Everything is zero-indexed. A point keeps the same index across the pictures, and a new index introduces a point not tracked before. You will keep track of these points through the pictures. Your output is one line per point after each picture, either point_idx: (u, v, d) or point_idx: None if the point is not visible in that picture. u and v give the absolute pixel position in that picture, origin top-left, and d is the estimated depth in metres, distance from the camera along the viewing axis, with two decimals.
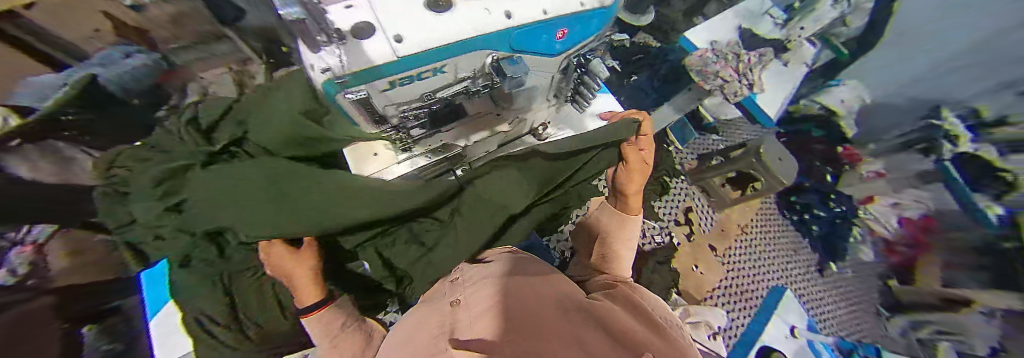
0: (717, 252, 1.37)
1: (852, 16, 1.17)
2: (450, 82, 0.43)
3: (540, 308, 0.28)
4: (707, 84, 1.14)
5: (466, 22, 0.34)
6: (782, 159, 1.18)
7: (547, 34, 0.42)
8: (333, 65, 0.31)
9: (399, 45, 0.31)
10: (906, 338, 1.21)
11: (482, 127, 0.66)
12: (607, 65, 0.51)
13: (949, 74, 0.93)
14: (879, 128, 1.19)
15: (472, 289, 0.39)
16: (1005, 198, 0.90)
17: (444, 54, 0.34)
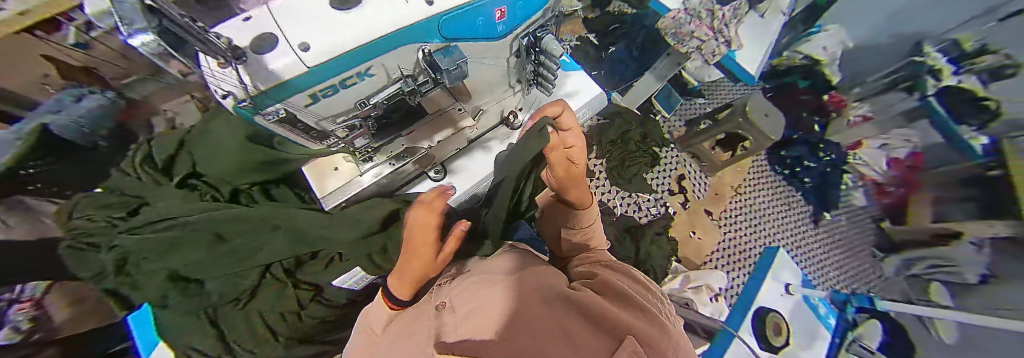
0: (712, 216, 1.37)
1: None
2: (383, 85, 0.39)
3: (534, 286, 0.26)
4: (683, 46, 1.13)
5: (381, 17, 0.31)
6: (768, 115, 1.16)
7: (486, 17, 0.38)
8: (235, 88, 0.29)
9: (307, 54, 0.29)
10: (900, 276, 1.24)
11: (444, 126, 0.60)
12: (560, 42, 0.47)
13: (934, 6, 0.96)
14: (863, 71, 1.21)
15: (456, 290, 0.35)
16: (986, 128, 0.94)
17: (361, 55, 0.31)
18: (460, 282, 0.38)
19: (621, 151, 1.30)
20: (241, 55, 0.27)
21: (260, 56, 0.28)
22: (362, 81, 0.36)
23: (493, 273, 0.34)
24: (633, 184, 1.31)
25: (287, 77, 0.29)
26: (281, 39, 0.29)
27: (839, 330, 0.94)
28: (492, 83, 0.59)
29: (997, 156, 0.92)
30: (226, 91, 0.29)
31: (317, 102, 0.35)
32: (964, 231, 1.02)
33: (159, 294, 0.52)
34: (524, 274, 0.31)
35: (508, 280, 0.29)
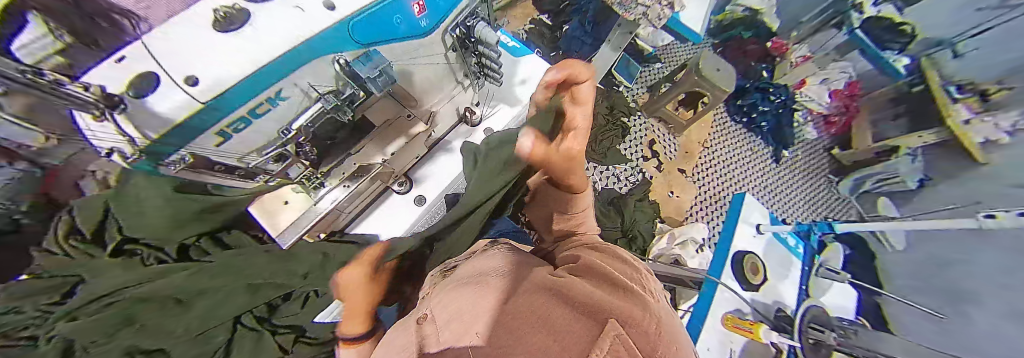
0: (686, 173, 1.44)
1: None
2: (306, 103, 0.38)
3: (513, 273, 0.27)
4: (630, 14, 1.17)
5: (279, 32, 0.29)
6: (720, 69, 1.21)
7: (403, 13, 0.38)
8: (125, 138, 0.27)
9: (195, 88, 0.27)
10: (855, 194, 1.39)
11: (393, 135, 0.55)
12: (495, 31, 0.47)
13: None
14: (798, 13, 1.29)
15: (439, 297, 0.34)
16: (907, 49, 1.14)
17: (264, 77, 0.30)
18: (443, 287, 0.38)
19: (591, 128, 1.33)
20: (117, 101, 0.24)
21: (140, 99, 0.25)
22: (277, 105, 0.35)
23: (475, 274, 0.33)
24: (608, 157, 1.35)
25: (181, 114, 0.27)
26: (158, 75, 0.26)
27: (809, 257, 1.03)
28: (437, 83, 0.57)
29: (918, 73, 1.12)
30: (118, 142, 0.28)
31: (235, 134, 0.34)
32: (901, 145, 1.16)
33: None
34: (504, 265, 0.32)
35: (488, 274, 0.29)
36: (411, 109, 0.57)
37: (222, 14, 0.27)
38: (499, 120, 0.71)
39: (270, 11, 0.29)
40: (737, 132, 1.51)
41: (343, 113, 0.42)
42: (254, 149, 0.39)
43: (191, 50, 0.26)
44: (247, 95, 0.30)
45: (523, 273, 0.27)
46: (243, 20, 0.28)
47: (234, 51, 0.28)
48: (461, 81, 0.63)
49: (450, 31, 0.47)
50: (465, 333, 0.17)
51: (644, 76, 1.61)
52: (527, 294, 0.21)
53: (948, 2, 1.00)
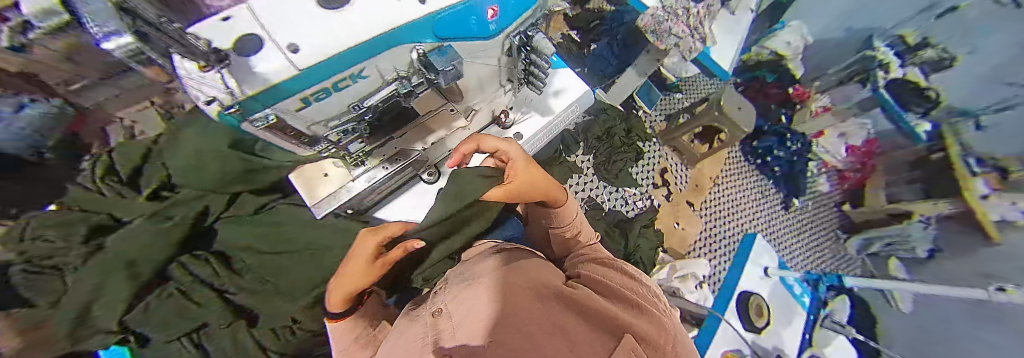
0: (694, 206, 1.44)
1: None
2: (379, 86, 0.39)
3: (529, 283, 0.29)
4: (662, 43, 1.16)
5: (372, 15, 0.31)
6: (741, 108, 1.24)
7: (479, 15, 0.39)
8: (218, 94, 0.27)
9: (295, 55, 0.28)
10: (862, 254, 1.39)
11: (438, 126, 0.59)
12: (552, 42, 0.48)
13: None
14: (826, 63, 1.33)
15: (453, 294, 0.36)
16: (930, 114, 1.16)
17: (355, 57, 0.31)
18: (453, 285, 0.40)
19: (604, 148, 1.37)
20: (224, 57, 0.25)
21: (244, 58, 0.27)
22: (357, 84, 0.36)
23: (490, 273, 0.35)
24: (617, 179, 1.36)
25: (277, 78, 0.28)
26: (265, 39, 0.28)
27: (814, 308, 1.02)
28: (486, 83, 0.59)
29: (938, 140, 1.13)
30: (209, 97, 0.27)
31: (310, 106, 0.34)
32: (914, 211, 1.16)
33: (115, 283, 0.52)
34: (509, 270, 0.34)
35: (494, 279, 0.32)
36: (457, 103, 0.59)
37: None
38: (529, 126, 0.74)
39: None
40: (749, 173, 1.50)
41: (409, 99, 0.43)
42: (323, 121, 0.40)
43: (297, 24, 0.28)
44: (336, 70, 0.31)
45: (539, 284, 0.29)
46: (342, 6, 0.30)
47: (334, 29, 0.29)
48: (504, 85, 0.65)
49: (512, 37, 0.49)
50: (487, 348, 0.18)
51: (662, 105, 1.63)
52: (536, 305, 0.23)
53: (969, 77, 1.02)
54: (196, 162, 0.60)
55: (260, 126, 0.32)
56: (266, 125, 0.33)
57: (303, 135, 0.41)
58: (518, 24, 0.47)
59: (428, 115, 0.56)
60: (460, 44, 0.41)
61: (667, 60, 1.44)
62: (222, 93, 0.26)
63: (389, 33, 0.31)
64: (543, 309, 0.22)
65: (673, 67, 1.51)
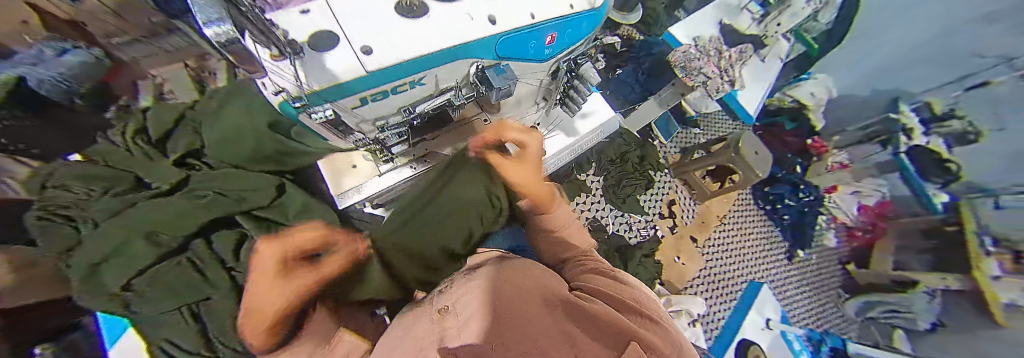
0: (697, 243, 1.42)
1: (822, 12, 1.24)
2: (433, 94, 0.40)
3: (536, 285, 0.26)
4: (691, 80, 1.13)
5: (445, 29, 0.32)
6: (757, 153, 1.22)
7: (538, 40, 0.41)
8: (289, 85, 0.28)
9: (368, 57, 0.29)
10: (858, 317, 1.34)
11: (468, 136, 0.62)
12: (598, 73, 0.52)
13: (919, 64, 1.07)
14: (846, 119, 1.32)
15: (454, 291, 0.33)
16: (949, 186, 1.16)
17: (422, 66, 0.32)
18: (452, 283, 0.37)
19: (616, 172, 1.36)
20: (298, 51, 0.27)
21: (319, 54, 0.28)
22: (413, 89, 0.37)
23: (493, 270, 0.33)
24: (624, 205, 1.35)
25: (349, 76, 0.29)
26: (341, 39, 0.29)
27: None
28: (523, 99, 0.64)
29: (953, 213, 1.12)
30: (280, 87, 0.29)
31: (364, 107, 0.35)
32: (920, 281, 1.14)
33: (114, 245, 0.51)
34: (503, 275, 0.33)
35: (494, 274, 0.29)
36: (490, 115, 0.61)
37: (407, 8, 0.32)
38: (555, 144, 0.75)
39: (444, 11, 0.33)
40: (757, 217, 1.48)
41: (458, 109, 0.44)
42: (373, 121, 0.41)
43: (374, 29, 0.30)
44: (400, 74, 0.32)
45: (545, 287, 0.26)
46: (417, 17, 0.32)
47: (407, 36, 0.31)
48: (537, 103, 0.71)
49: (562, 62, 0.52)
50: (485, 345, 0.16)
51: (678, 137, 1.63)
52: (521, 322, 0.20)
53: (996, 155, 1.01)
54: (234, 137, 0.63)
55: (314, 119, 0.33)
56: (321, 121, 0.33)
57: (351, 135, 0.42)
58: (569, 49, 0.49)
59: (462, 122, 0.61)
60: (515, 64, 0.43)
61: (691, 94, 1.45)
62: (300, 87, 0.28)
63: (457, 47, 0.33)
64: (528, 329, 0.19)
65: (694, 102, 1.52)
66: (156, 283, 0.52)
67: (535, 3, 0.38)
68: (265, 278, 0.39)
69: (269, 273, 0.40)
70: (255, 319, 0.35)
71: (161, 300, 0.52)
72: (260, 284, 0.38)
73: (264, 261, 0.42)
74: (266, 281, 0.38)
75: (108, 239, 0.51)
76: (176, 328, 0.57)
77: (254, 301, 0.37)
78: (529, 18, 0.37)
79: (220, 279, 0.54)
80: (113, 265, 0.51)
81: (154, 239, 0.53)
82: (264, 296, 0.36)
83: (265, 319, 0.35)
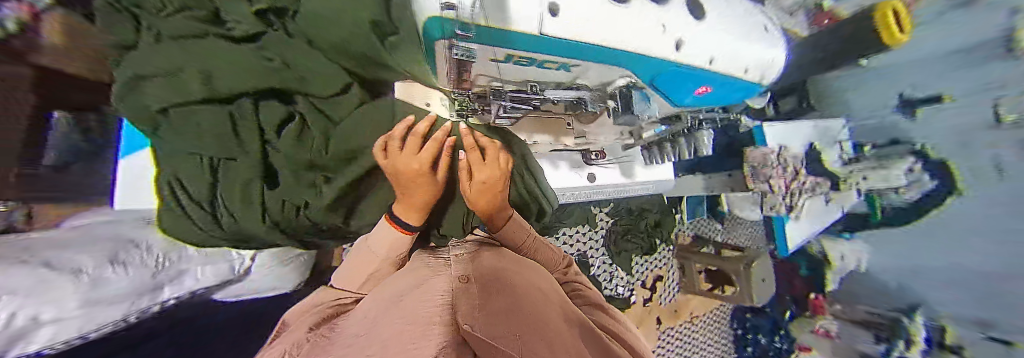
0: (660, 325, 1.42)
1: (876, 175, 1.13)
2: (567, 84, 0.37)
3: (538, 308, 0.24)
4: (752, 182, 0.99)
5: (632, 28, 0.28)
6: (764, 281, 1.26)
7: (689, 87, 0.38)
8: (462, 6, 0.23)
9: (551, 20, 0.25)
10: None
11: (546, 130, 0.65)
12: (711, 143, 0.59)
13: (983, 300, 1.18)
14: (862, 296, 1.41)
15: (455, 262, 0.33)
16: None
17: (596, 54, 0.29)
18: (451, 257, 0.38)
19: (627, 224, 1.34)
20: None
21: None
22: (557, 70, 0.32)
23: (494, 269, 0.33)
24: (617, 256, 1.34)
25: (526, 30, 0.25)
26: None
27: None
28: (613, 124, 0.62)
29: None
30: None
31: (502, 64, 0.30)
32: None
33: (150, 68, 0.43)
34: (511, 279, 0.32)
35: (496, 277, 0.29)
36: (577, 124, 0.64)
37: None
38: (611, 178, 0.78)
39: (646, 7, 0.29)
40: (723, 333, 1.54)
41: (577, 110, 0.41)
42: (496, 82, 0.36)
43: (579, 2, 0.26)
44: (560, 50, 0.28)
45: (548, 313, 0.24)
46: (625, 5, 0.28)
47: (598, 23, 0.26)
48: (621, 134, 0.68)
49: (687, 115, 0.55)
50: (473, 309, 0.15)
51: (695, 222, 1.55)
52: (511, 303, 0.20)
53: None
54: (327, 18, 0.47)
55: (449, 55, 0.27)
56: (456, 59, 0.27)
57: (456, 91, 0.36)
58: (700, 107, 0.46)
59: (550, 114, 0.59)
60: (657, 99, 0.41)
61: (736, 193, 1.21)
62: (478, 11, 0.23)
63: (628, 54, 0.30)
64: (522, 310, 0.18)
65: (734, 200, 1.28)
66: (192, 122, 0.45)
67: (722, 48, 0.35)
68: (419, 181, 0.44)
69: (422, 179, 0.44)
70: (406, 201, 0.46)
71: (192, 140, 0.46)
72: (413, 183, 0.44)
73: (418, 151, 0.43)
74: (414, 183, 0.44)
75: (164, 54, 0.43)
76: (191, 171, 0.48)
77: (409, 192, 0.45)
78: (706, 62, 0.35)
79: (254, 143, 0.49)
80: (155, 81, 0.43)
81: (209, 81, 0.44)
82: (419, 195, 0.45)
83: (415, 207, 0.46)
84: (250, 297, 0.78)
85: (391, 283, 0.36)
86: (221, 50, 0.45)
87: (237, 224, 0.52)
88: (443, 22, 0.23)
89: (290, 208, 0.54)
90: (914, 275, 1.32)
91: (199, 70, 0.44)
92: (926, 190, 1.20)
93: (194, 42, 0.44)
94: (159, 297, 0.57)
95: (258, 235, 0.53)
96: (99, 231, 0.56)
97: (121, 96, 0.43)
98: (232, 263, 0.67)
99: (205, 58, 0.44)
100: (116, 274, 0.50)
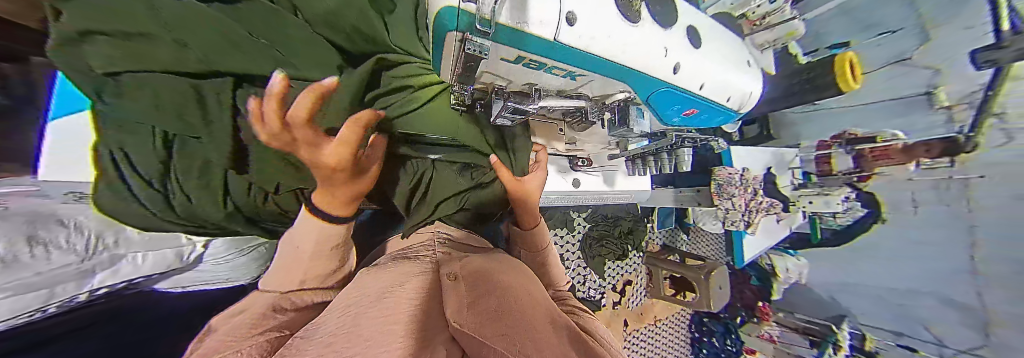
0: (627, 328, 1.51)
1: (818, 199, 1.25)
2: (569, 92, 0.36)
3: (524, 292, 0.34)
4: (719, 199, 1.07)
5: (640, 45, 0.29)
6: (720, 289, 1.38)
7: (679, 107, 0.40)
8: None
9: (570, 28, 0.23)
10: None
11: (539, 134, 0.68)
12: (691, 160, 0.62)
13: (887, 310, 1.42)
14: (800, 306, 1.63)
15: (454, 262, 0.41)
16: None
17: (607, 67, 0.29)
18: (455, 253, 0.46)
19: (602, 231, 1.39)
20: None
21: None
22: (563, 77, 0.31)
23: (484, 262, 0.41)
24: (591, 260, 1.38)
25: (545, 34, 0.23)
26: None
27: None
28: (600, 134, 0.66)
29: None
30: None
31: (512, 65, 0.28)
32: None
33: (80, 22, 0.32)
34: (501, 288, 0.33)
35: (489, 270, 0.38)
36: (569, 130, 0.68)
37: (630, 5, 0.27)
38: (597, 184, 0.82)
39: (653, 28, 0.30)
40: (683, 336, 1.67)
41: (574, 112, 0.42)
42: (500, 84, 0.32)
43: (600, 7, 0.25)
44: (573, 60, 0.27)
45: (530, 295, 0.34)
46: (635, 23, 0.28)
47: (611, 32, 0.26)
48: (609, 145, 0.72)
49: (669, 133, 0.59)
50: (469, 316, 0.24)
51: (666, 231, 1.66)
52: (516, 338, 0.21)
53: None
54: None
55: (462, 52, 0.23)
56: (466, 54, 0.23)
57: (456, 86, 0.32)
58: (680, 127, 0.50)
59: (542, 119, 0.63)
60: (646, 112, 0.43)
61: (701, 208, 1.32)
62: (501, 6, 0.21)
63: (632, 71, 0.31)
64: (535, 349, 0.19)
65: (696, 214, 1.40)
66: (148, 92, 0.36)
67: (710, 74, 0.38)
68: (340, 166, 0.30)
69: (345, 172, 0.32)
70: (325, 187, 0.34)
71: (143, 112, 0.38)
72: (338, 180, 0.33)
73: (335, 145, 0.28)
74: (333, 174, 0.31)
75: (113, 11, 0.33)
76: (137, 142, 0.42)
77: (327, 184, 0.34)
78: (695, 88, 0.38)
79: (223, 133, 0.42)
80: (101, 42, 0.33)
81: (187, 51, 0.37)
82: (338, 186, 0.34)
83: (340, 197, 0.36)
84: (198, 288, 0.74)
85: (366, 290, 0.33)
86: (199, 18, 0.37)
87: (192, 208, 0.47)
88: (462, 15, 0.20)
89: (258, 193, 0.51)
90: (846, 289, 1.51)
91: (175, 40, 0.36)
92: (857, 216, 1.39)
93: (161, 3, 0.35)
94: (88, 284, 0.51)
95: (215, 219, 0.49)
96: (16, 202, 0.45)
97: (50, 49, 0.31)
98: (180, 249, 0.61)
99: (169, 23, 0.35)
100: (39, 254, 0.41)
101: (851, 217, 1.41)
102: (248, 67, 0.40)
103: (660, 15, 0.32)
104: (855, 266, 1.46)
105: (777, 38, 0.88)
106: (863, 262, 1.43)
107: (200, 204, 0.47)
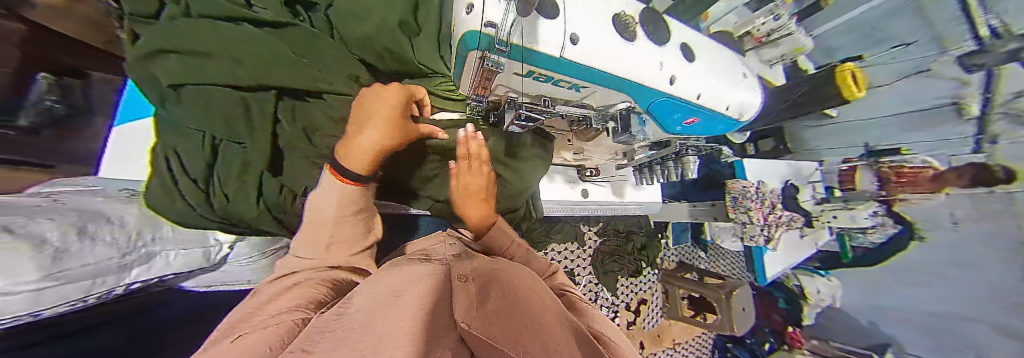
0: (644, 351, 1.42)
1: (837, 212, 1.22)
2: (575, 103, 0.39)
3: (540, 302, 0.29)
4: (735, 212, 1.03)
5: (635, 59, 0.32)
6: (744, 310, 1.29)
7: (681, 115, 0.42)
8: (499, 24, 0.24)
9: (573, 46, 0.27)
10: None
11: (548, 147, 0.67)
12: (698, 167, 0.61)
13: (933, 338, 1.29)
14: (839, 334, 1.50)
15: (466, 265, 0.36)
16: None
17: (607, 81, 0.32)
18: (467, 259, 0.41)
19: (614, 246, 1.36)
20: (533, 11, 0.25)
21: (539, 17, 0.26)
22: (569, 88, 0.34)
23: (495, 269, 0.36)
24: (603, 277, 1.33)
25: (553, 52, 0.27)
26: (560, 16, 0.27)
27: None
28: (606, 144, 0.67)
29: None
30: (490, 16, 0.24)
31: (524, 78, 0.31)
32: None
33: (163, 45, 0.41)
34: (515, 291, 0.28)
35: (500, 277, 0.33)
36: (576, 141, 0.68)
37: (627, 25, 0.31)
38: (607, 195, 0.83)
39: (648, 46, 0.33)
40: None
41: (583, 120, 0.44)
42: (515, 94, 0.35)
43: (598, 27, 0.29)
44: (578, 74, 0.30)
45: (547, 306, 0.29)
46: (632, 43, 0.31)
47: (610, 49, 0.30)
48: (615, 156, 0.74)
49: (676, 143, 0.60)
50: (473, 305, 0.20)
51: (681, 248, 1.59)
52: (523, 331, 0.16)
53: None
54: (361, 13, 0.51)
55: (480, 66, 0.27)
56: (485, 68, 0.27)
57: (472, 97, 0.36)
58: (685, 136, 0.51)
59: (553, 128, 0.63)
60: (650, 124, 0.45)
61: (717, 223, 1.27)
62: (514, 30, 0.25)
63: (630, 84, 0.34)
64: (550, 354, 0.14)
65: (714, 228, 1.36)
66: (206, 99, 0.43)
67: (706, 85, 0.41)
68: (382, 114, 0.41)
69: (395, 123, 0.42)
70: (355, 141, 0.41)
71: (204, 119, 0.44)
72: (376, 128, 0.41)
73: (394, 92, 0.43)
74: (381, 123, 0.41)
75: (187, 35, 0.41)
76: (190, 149, 0.48)
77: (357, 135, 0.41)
78: (694, 97, 0.40)
79: (264, 134, 0.48)
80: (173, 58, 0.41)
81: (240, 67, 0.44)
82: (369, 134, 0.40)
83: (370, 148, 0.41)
84: (219, 289, 0.80)
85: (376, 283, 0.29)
86: (257, 40, 0.44)
87: (228, 206, 0.51)
88: (482, 37, 0.25)
89: (288, 194, 0.54)
90: (886, 314, 1.39)
91: (230, 57, 0.43)
92: (890, 233, 1.29)
93: (223, 25, 0.42)
94: (126, 278, 0.51)
95: (247, 219, 0.53)
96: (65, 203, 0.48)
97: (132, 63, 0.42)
98: (208, 248, 0.64)
99: (232, 43, 0.43)
100: (84, 245, 0.43)
101: (884, 234, 1.31)
102: (287, 79, 0.47)
103: (656, 34, 0.35)
104: (899, 288, 1.34)
105: (785, 54, 0.90)
106: (906, 286, 1.32)
107: (237, 202, 0.50)
